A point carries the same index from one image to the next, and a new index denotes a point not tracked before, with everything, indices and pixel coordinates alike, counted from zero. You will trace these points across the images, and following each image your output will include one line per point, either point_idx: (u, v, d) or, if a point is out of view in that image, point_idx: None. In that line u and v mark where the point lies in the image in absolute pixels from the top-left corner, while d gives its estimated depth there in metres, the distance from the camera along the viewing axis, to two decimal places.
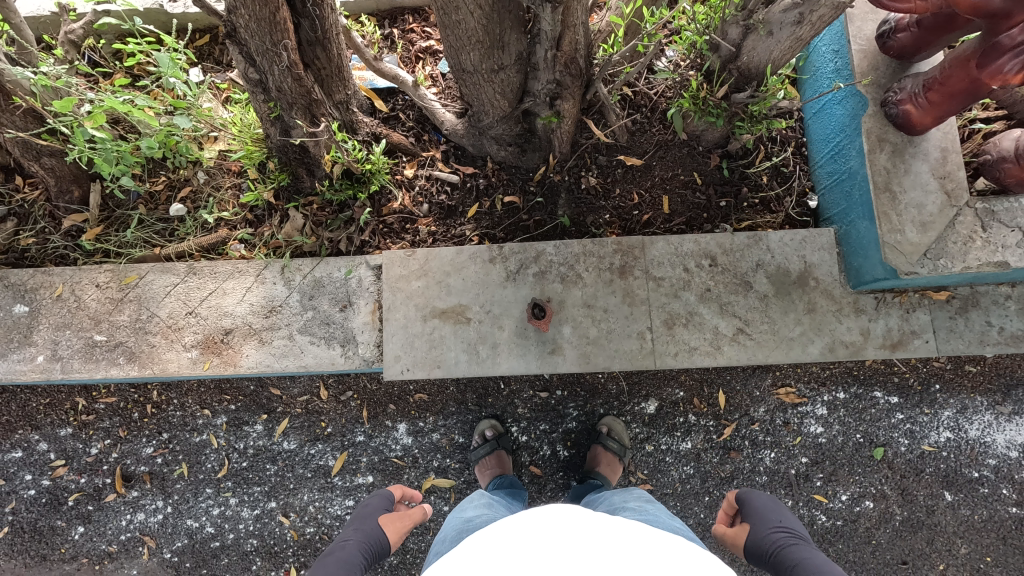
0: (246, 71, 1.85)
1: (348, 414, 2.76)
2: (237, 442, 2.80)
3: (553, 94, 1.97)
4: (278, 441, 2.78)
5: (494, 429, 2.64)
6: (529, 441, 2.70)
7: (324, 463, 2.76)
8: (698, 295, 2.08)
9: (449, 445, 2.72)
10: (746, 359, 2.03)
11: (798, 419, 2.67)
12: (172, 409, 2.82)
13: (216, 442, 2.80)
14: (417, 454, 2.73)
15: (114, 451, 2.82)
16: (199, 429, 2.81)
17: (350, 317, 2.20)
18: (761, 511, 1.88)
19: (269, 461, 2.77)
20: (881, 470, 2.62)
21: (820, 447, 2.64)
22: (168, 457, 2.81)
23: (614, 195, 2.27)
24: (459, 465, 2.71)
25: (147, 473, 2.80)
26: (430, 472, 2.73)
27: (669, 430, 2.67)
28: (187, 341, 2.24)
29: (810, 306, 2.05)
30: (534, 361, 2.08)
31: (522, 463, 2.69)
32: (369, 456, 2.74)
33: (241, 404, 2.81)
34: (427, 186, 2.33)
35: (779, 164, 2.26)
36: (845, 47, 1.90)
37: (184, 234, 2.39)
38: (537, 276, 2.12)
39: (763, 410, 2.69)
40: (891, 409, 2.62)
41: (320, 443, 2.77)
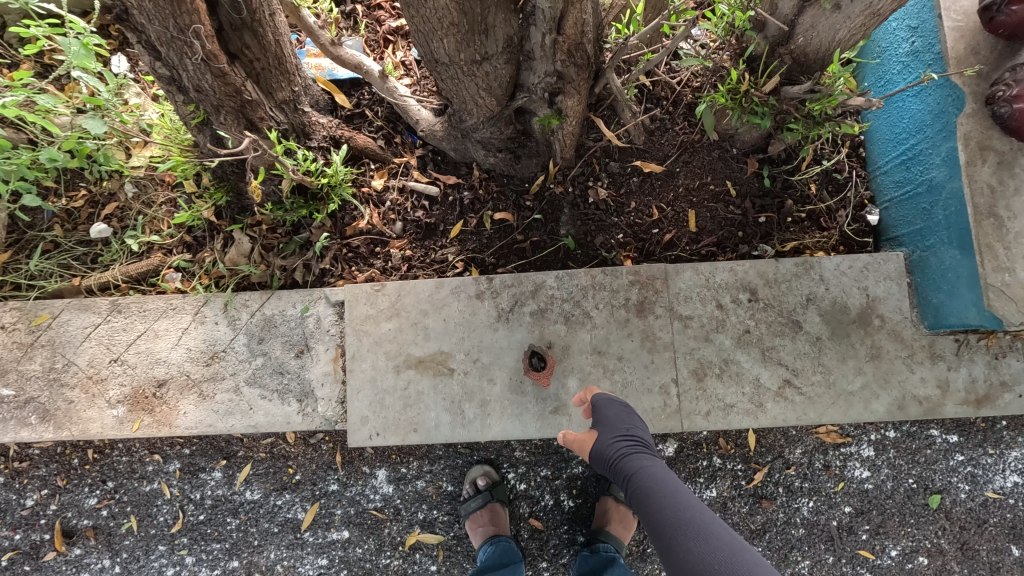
0: (153, 64, 1.42)
1: (319, 459, 2.36)
2: (193, 492, 2.36)
3: (553, 90, 1.54)
4: (240, 491, 2.36)
5: (487, 477, 2.27)
6: (529, 489, 2.33)
7: (292, 516, 2.33)
8: (735, 338, 1.68)
9: (436, 495, 2.33)
10: (795, 419, 1.64)
11: (840, 462, 2.29)
12: (116, 455, 2.39)
13: (168, 492, 2.36)
14: (399, 505, 2.32)
15: (53, 502, 2.36)
16: (149, 477, 2.38)
17: (307, 366, 1.81)
18: (614, 418, 1.52)
19: (230, 514, 2.35)
20: (936, 521, 2.24)
21: (865, 494, 2.26)
22: (114, 509, 2.37)
23: (628, 210, 1.85)
24: (448, 517, 2.32)
25: (90, 528, 2.35)
26: (414, 526, 2.33)
27: (690, 476, 2.29)
28: (111, 396, 1.85)
29: (874, 352, 1.66)
30: (532, 423, 1.69)
31: (521, 516, 2.32)
32: (344, 508, 2.34)
33: (198, 448, 2.38)
34: (400, 200, 1.90)
35: (830, 170, 1.84)
36: (932, 23, 1.50)
37: (110, 262, 1.98)
38: (535, 316, 1.72)
39: (800, 451, 2.31)
40: (949, 451, 2.24)
41: (288, 493, 2.36)
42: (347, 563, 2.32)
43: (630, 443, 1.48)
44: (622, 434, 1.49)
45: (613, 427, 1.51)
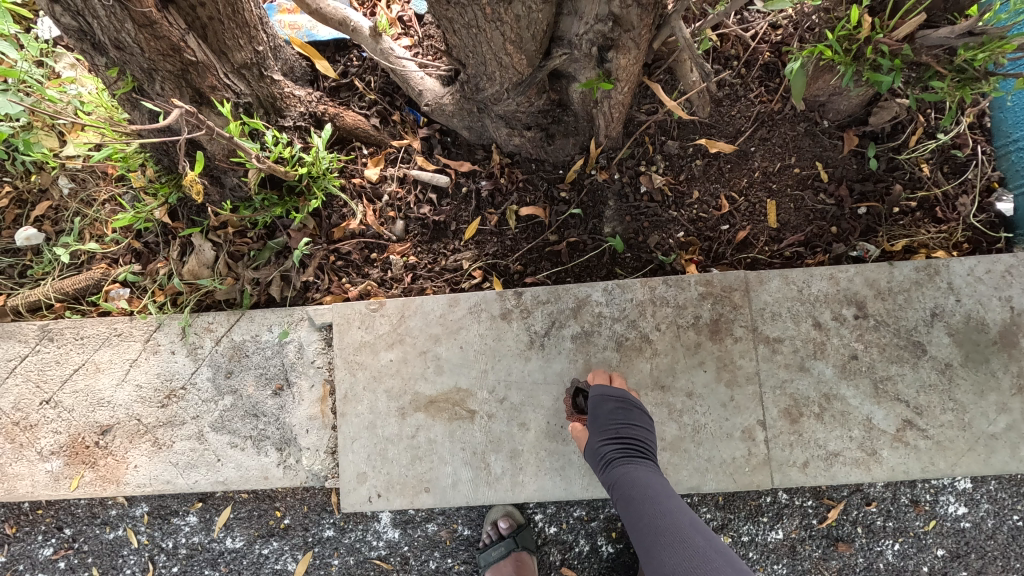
0: (54, 11, 1.02)
1: (311, 502, 1.88)
2: (164, 541, 1.94)
3: (604, 41, 1.14)
4: (219, 538, 1.91)
5: (510, 519, 1.85)
6: (560, 533, 1.91)
7: (282, 568, 1.90)
8: (838, 367, 1.30)
9: (451, 539, 1.91)
10: (921, 472, 1.27)
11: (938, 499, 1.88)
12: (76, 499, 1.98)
13: (136, 541, 1.92)
14: (407, 553, 1.88)
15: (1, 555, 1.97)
16: (113, 524, 1.93)
17: (287, 406, 1.42)
18: (601, 416, 1.19)
19: (209, 566, 1.89)
20: None
21: (961, 534, 1.75)
22: (74, 562, 1.92)
23: (690, 201, 1.45)
24: (466, 566, 1.88)
25: None
26: None
27: (751, 515, 1.75)
28: (43, 446, 1.48)
29: (1022, 383, 1.27)
30: (576, 480, 1.32)
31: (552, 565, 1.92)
32: (343, 557, 1.88)
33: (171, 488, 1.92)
34: (400, 193, 1.51)
35: (949, 146, 1.44)
36: None
37: (41, 275, 1.59)
38: (579, 340, 1.34)
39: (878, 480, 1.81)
40: None
41: (275, 541, 1.90)
42: None
43: (617, 447, 1.15)
44: (606, 434, 1.17)
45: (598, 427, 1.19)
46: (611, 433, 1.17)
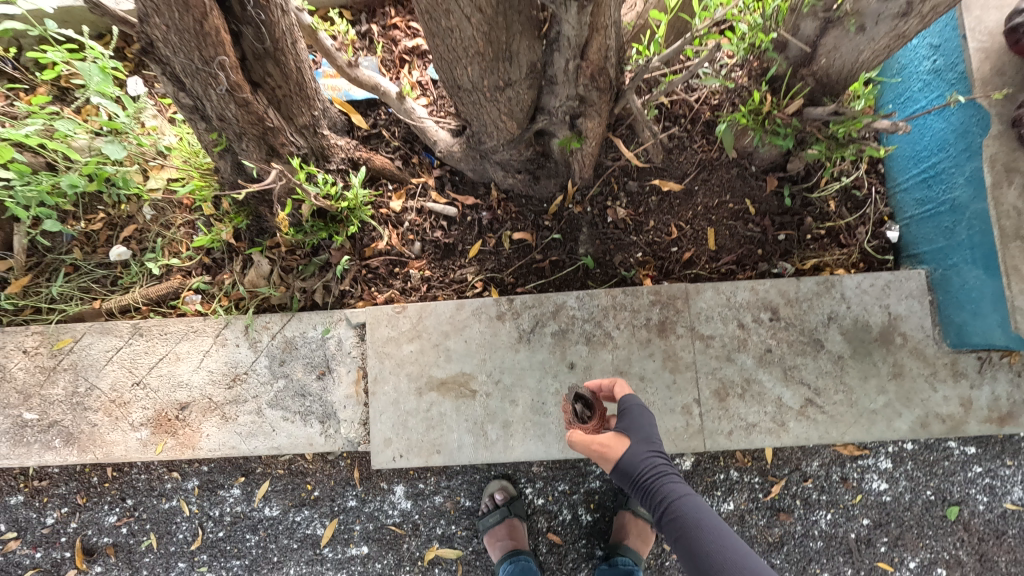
0: (176, 94, 1.42)
1: (337, 476, 2.39)
2: (211, 509, 2.44)
3: (574, 112, 1.54)
4: (258, 507, 2.41)
5: (505, 492, 2.27)
6: (546, 504, 2.32)
7: (311, 532, 2.39)
8: (756, 358, 1.68)
9: (454, 509, 2.34)
10: (818, 438, 1.65)
11: (858, 474, 2.29)
12: (136, 473, 2.47)
13: (187, 510, 2.44)
14: (417, 521, 2.35)
15: (72, 521, 2.47)
16: (168, 495, 2.45)
17: (329, 388, 1.81)
18: (645, 428, 1.34)
19: (248, 531, 2.41)
20: (955, 532, 2.25)
21: (883, 507, 2.26)
22: (134, 527, 2.45)
23: (646, 228, 1.85)
24: (467, 532, 2.34)
25: (111, 545, 2.45)
26: (433, 540, 2.35)
27: (708, 490, 2.24)
28: (134, 419, 1.86)
29: (897, 370, 1.66)
30: (554, 444, 1.70)
31: (539, 530, 2.31)
32: (363, 524, 2.37)
33: (216, 466, 2.45)
34: (418, 221, 1.91)
35: (850, 186, 1.83)
36: (953, 43, 1.46)
37: (129, 284, 1.98)
38: (557, 336, 1.73)
39: (816, 463, 2.30)
40: (967, 463, 2.26)
41: (307, 509, 2.39)
42: None
43: (661, 460, 1.33)
44: (649, 447, 1.32)
45: (644, 439, 1.33)
46: (654, 447, 1.33)
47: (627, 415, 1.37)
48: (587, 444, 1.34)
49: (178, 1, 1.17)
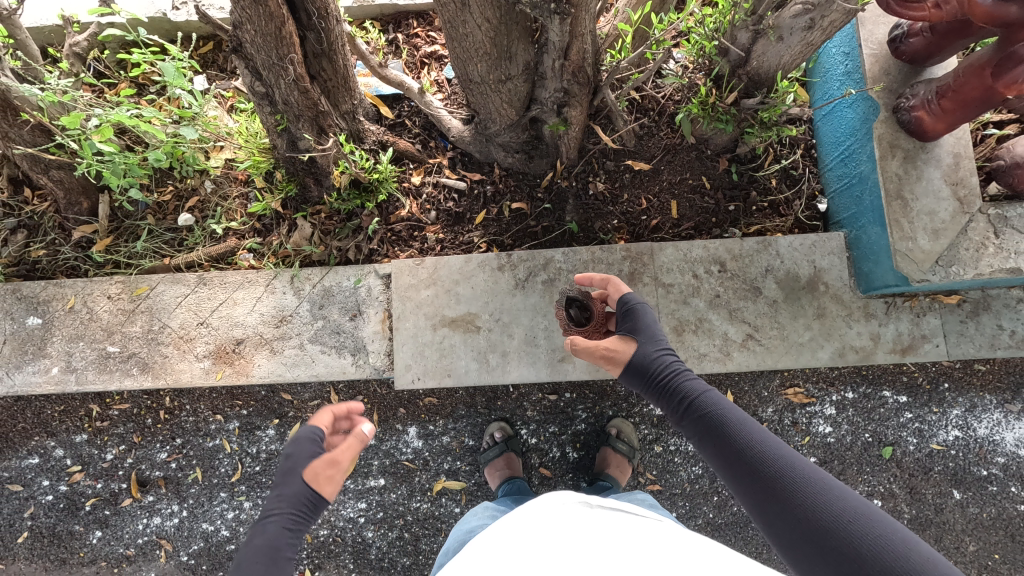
0: (252, 83, 1.83)
1: None
2: (249, 447, 2.48)
3: (561, 102, 1.94)
4: (290, 447, 2.47)
5: (504, 431, 2.47)
6: (538, 443, 2.57)
7: None
8: (707, 301, 2.09)
9: (459, 448, 2.52)
10: (756, 364, 2.05)
11: (807, 419, 2.56)
12: (185, 415, 2.49)
13: (229, 448, 2.48)
14: (427, 457, 2.53)
15: (130, 457, 2.50)
16: (212, 435, 2.49)
17: (360, 326, 2.22)
18: (646, 328, 1.61)
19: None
20: (888, 469, 2.53)
21: (828, 447, 2.56)
22: (183, 462, 2.49)
23: (621, 200, 2.26)
24: (470, 467, 2.54)
25: (162, 478, 2.49)
26: (440, 474, 2.54)
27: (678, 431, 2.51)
28: (199, 351, 2.27)
29: (820, 312, 2.06)
30: (543, 369, 2.12)
31: (532, 465, 2.57)
32: (381, 460, 2.53)
33: (253, 409, 2.47)
34: (434, 193, 2.32)
35: (788, 167, 2.23)
36: (857, 50, 1.91)
37: (193, 244, 2.36)
38: (546, 284, 2.14)
39: (771, 410, 2.57)
40: (900, 409, 2.53)
41: None
42: (383, 506, 2.54)
43: (670, 357, 1.57)
44: (657, 347, 1.58)
45: (649, 338, 1.60)
46: (659, 344, 1.59)
47: (631, 319, 1.65)
48: (596, 349, 1.58)
49: (266, 13, 1.57)
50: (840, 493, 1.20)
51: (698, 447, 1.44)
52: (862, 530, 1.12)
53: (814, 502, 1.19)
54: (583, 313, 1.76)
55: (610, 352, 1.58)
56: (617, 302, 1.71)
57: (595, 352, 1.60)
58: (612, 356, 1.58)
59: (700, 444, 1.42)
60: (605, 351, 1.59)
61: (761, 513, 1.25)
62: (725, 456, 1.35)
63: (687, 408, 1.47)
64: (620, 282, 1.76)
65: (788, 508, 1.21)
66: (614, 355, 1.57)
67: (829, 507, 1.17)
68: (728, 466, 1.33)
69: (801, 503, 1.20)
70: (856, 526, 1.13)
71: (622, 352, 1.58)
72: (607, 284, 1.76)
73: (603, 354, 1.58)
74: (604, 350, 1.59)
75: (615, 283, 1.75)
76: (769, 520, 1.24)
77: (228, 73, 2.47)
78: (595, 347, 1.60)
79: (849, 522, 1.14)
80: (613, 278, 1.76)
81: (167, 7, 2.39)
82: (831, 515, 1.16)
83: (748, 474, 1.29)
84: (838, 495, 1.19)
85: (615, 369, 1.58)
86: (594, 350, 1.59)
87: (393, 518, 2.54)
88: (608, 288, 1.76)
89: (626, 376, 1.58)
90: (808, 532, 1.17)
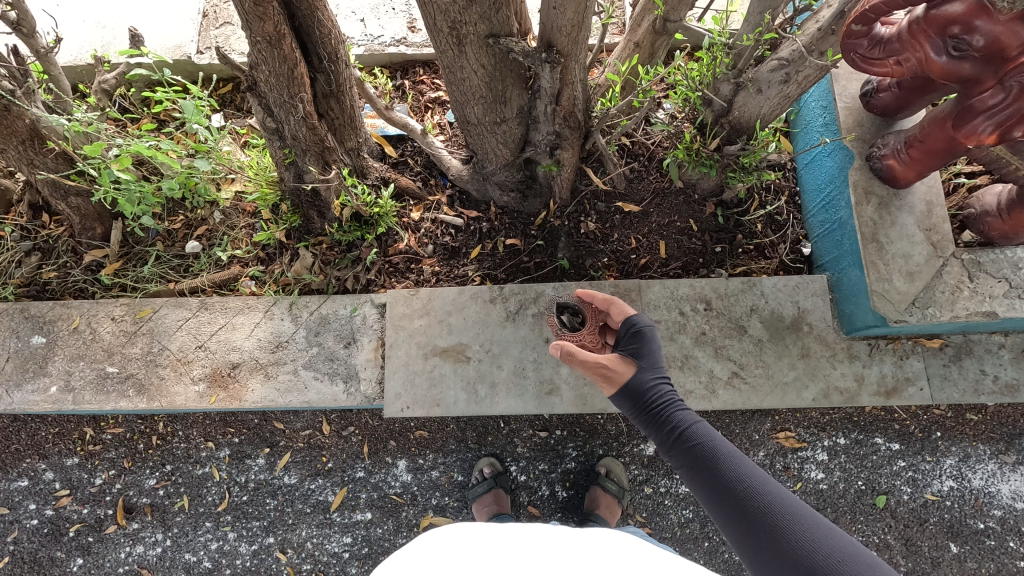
0: (264, 119, 1.95)
1: (348, 450, 2.46)
2: (238, 476, 2.46)
3: (553, 145, 2.04)
4: (279, 475, 2.46)
5: (493, 467, 2.40)
6: (528, 481, 2.46)
7: (323, 499, 2.45)
8: (694, 338, 2.15)
9: (448, 483, 2.45)
10: (741, 403, 2.10)
11: (798, 465, 2.35)
12: (177, 441, 2.48)
13: (217, 475, 2.46)
14: (415, 492, 2.44)
15: (117, 482, 2.48)
16: (202, 462, 2.47)
17: (353, 353, 2.28)
18: (647, 353, 1.64)
19: (269, 495, 2.45)
20: (883, 519, 2.32)
21: (820, 494, 2.33)
22: (170, 490, 2.47)
23: (612, 239, 2.34)
24: (458, 503, 2.43)
25: (148, 505, 2.46)
26: (427, 510, 2.44)
27: (668, 472, 2.42)
28: (195, 374, 2.31)
29: (804, 351, 2.12)
30: (531, 400, 2.19)
31: (520, 504, 2.44)
32: (369, 493, 2.44)
33: (245, 436, 2.48)
34: (432, 228, 2.42)
35: (773, 212, 2.32)
36: (832, 104, 2.09)
37: (198, 271, 2.45)
38: (536, 316, 2.23)
39: (761, 455, 2.37)
40: (892, 456, 2.33)
41: (320, 478, 2.46)
42: (369, 541, 2.42)
43: (664, 385, 1.59)
44: (654, 374, 1.60)
45: (648, 363, 1.62)
46: (656, 371, 1.62)
47: (635, 342, 1.67)
48: (597, 364, 1.58)
49: (280, 56, 1.71)
50: (831, 532, 1.20)
51: (685, 478, 1.45)
52: (852, 571, 1.11)
53: (802, 540, 1.19)
54: (574, 318, 1.91)
55: (605, 370, 1.58)
56: (622, 325, 1.74)
57: (591, 367, 1.59)
58: (608, 373, 1.58)
59: (687, 475, 1.43)
60: (600, 367, 1.59)
61: (747, 549, 1.25)
62: (714, 488, 1.36)
63: (676, 436, 1.48)
64: (626, 305, 1.79)
65: (778, 543, 1.20)
66: (609, 372, 1.58)
67: (820, 545, 1.17)
68: (717, 498, 1.34)
69: (789, 540, 1.20)
70: (845, 567, 1.12)
71: (618, 370, 1.59)
72: (612, 305, 1.80)
73: (598, 371, 1.59)
74: (600, 366, 1.59)
75: (620, 305, 1.79)
76: (757, 557, 1.23)
77: (244, 112, 2.62)
78: (591, 361, 1.59)
79: (838, 563, 1.13)
80: (617, 299, 1.80)
81: (192, 51, 2.60)
82: (820, 553, 1.16)
83: (737, 506, 1.30)
84: (828, 535, 1.19)
85: (608, 386, 1.59)
86: (590, 364, 1.59)
87: (377, 555, 2.41)
88: (612, 309, 1.79)
89: (618, 397, 1.60)
90: (797, 567, 1.16)
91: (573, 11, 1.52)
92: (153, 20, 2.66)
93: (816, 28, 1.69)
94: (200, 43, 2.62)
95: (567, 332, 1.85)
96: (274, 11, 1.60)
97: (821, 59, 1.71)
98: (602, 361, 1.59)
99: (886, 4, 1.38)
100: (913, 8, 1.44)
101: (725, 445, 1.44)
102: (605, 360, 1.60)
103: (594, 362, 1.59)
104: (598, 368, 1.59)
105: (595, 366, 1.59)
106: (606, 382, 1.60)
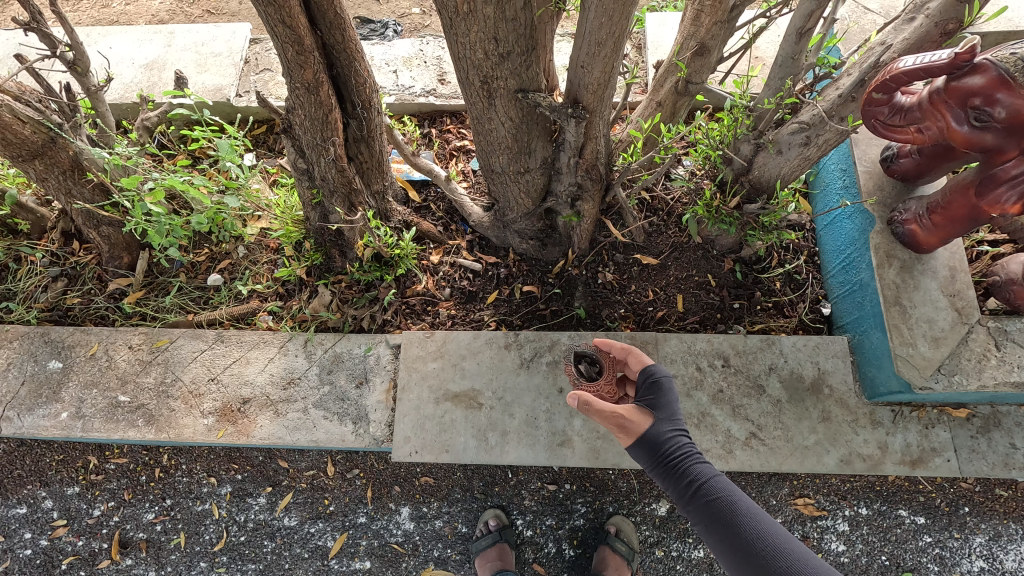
0: (296, 160, 2.02)
1: (351, 493, 2.39)
2: (238, 514, 2.41)
3: (574, 196, 2.07)
4: (279, 516, 2.40)
5: (498, 519, 2.32)
6: (534, 536, 2.37)
7: (321, 544, 2.37)
8: (711, 395, 2.11)
9: (452, 534, 2.37)
10: (760, 465, 2.03)
11: (817, 534, 2.24)
12: (179, 475, 2.44)
13: (216, 512, 2.41)
14: (417, 541, 2.36)
15: (116, 514, 2.43)
16: (202, 498, 2.42)
17: (364, 395, 2.26)
18: (665, 404, 1.61)
19: (267, 537, 2.38)
20: None
21: (841, 568, 2.21)
22: (168, 525, 2.41)
23: (629, 290, 2.34)
24: (461, 557, 2.36)
25: (144, 541, 2.40)
26: (428, 562, 2.36)
27: (681, 535, 2.32)
28: (204, 408, 2.29)
29: (825, 415, 2.07)
30: (542, 452, 2.14)
31: (524, 560, 2.35)
32: (369, 540, 2.36)
33: (248, 474, 2.43)
34: (450, 271, 2.44)
35: (792, 271, 2.32)
36: (852, 167, 2.13)
37: (218, 303, 2.48)
38: (550, 365, 2.22)
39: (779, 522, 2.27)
40: (917, 531, 2.21)
41: (321, 522, 2.39)
42: None
43: (682, 437, 1.57)
44: (673, 426, 1.57)
45: (666, 414, 1.59)
46: (674, 422, 1.59)
47: (652, 393, 1.64)
48: (614, 415, 1.53)
49: (316, 102, 1.78)
50: None
51: (703, 533, 1.46)
52: None
53: None
54: (591, 367, 1.90)
55: (624, 422, 1.54)
56: (640, 375, 1.70)
57: (610, 418, 1.54)
58: (628, 424, 1.54)
59: (708, 531, 1.44)
60: (617, 417, 1.54)
61: None
62: (737, 547, 1.39)
63: (694, 490, 1.48)
64: (642, 354, 1.78)
65: None
66: (628, 424, 1.54)
67: None
68: (741, 558, 1.37)
69: None
70: None
71: (638, 421, 1.55)
72: (629, 354, 1.78)
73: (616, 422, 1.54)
74: (620, 417, 1.54)
75: (637, 353, 1.77)
76: None
77: (276, 152, 2.71)
78: (610, 412, 1.54)
79: None
80: (634, 348, 1.77)
81: (232, 93, 2.72)
82: None
83: (761, 566, 1.34)
84: None
85: (626, 437, 1.55)
86: (610, 414, 1.53)
87: None
88: (630, 358, 1.77)
89: (635, 447, 1.56)
90: None
91: (600, 70, 1.59)
92: (198, 63, 2.80)
93: (836, 95, 1.75)
94: (240, 86, 2.75)
95: (585, 381, 1.83)
96: (314, 60, 1.68)
97: (841, 124, 1.76)
98: (621, 410, 1.54)
99: (907, 75, 1.40)
100: (932, 79, 1.46)
101: (743, 499, 1.46)
102: (623, 408, 1.56)
103: (613, 414, 1.54)
104: (617, 419, 1.54)
105: (613, 418, 1.54)
106: (621, 433, 1.55)
